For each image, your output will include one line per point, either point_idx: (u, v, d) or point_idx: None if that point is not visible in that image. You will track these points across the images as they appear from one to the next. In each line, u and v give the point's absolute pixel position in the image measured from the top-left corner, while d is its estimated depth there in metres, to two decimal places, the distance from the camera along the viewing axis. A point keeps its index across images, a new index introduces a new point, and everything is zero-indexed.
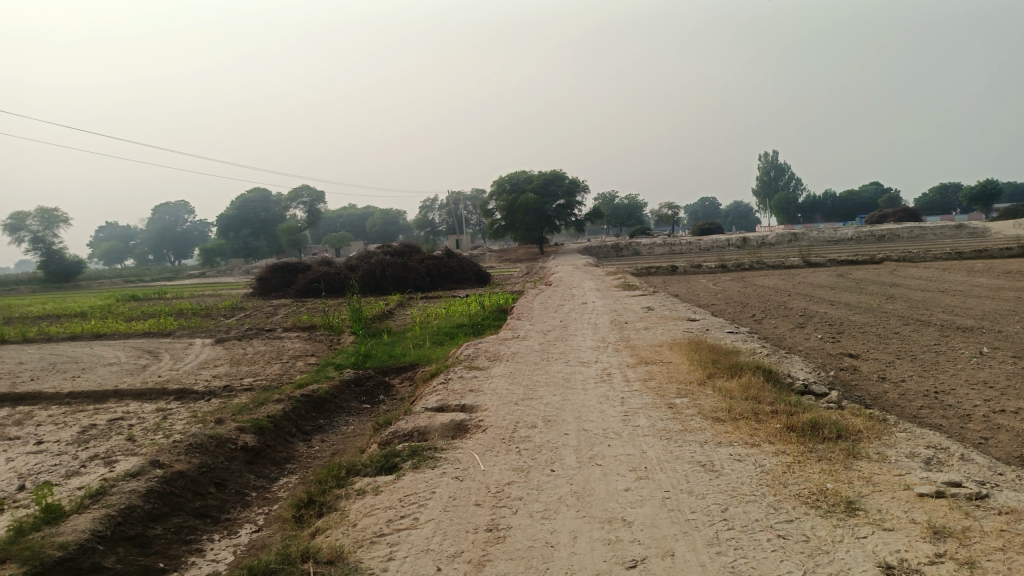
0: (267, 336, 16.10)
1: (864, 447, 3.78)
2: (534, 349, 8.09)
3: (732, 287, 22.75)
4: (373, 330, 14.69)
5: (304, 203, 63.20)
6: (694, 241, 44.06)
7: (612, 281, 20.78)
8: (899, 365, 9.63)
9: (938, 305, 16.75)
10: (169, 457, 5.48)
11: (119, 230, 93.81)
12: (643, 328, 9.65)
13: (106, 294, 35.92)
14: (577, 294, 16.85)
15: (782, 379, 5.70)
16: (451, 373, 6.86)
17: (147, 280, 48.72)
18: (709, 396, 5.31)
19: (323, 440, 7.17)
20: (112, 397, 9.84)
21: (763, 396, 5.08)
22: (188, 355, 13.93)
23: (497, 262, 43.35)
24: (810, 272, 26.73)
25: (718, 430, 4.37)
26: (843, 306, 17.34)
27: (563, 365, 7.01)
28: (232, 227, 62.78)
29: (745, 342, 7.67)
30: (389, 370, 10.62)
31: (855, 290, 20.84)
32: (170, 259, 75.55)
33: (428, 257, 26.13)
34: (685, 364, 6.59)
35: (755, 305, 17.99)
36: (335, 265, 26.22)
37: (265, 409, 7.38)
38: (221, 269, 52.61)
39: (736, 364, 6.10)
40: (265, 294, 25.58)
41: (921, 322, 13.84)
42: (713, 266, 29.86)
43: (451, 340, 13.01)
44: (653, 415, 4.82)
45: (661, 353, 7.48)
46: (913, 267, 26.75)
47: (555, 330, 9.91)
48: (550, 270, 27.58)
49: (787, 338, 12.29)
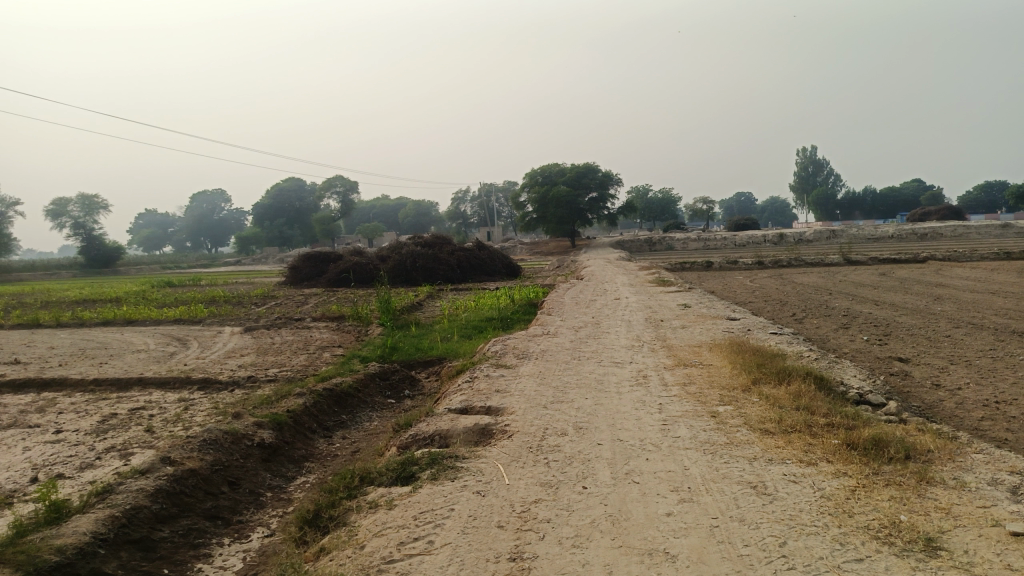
0: (296, 326, 15.94)
1: (938, 471, 3.36)
2: (565, 347, 7.72)
3: (769, 284, 22.11)
4: (400, 322, 14.43)
5: (339, 193, 63.42)
6: (730, 237, 43.21)
7: (646, 276, 20.31)
8: (953, 371, 9.08)
9: (989, 307, 16.00)
10: (180, 454, 5.23)
11: (159, 216, 95.18)
12: (680, 326, 9.21)
13: (142, 280, 36.27)
14: (610, 289, 16.44)
15: (835, 388, 5.26)
16: (477, 371, 6.52)
17: (183, 267, 49.29)
18: (756, 404, 4.91)
19: (344, 438, 6.89)
20: (135, 385, 9.70)
21: (816, 406, 4.67)
22: (216, 343, 13.80)
23: (528, 255, 43.00)
24: (850, 270, 25.92)
25: (768, 444, 3.98)
26: (888, 306, 16.65)
27: (597, 365, 6.63)
28: (267, 216, 63.25)
29: (791, 345, 7.21)
30: (416, 364, 10.34)
31: (899, 289, 20.10)
32: (206, 246, 76.50)
33: (459, 248, 25.86)
34: (727, 368, 6.18)
35: (794, 304, 17.38)
36: (366, 255, 26.08)
37: (286, 402, 7.13)
38: (255, 257, 53.04)
39: (783, 369, 5.66)
40: (297, 283, 25.56)
41: (971, 325, 13.19)
42: (750, 262, 29.14)
43: (480, 334, 12.69)
44: (695, 424, 4.43)
45: (701, 354, 7.06)
46: (959, 267, 25.77)
47: (587, 327, 9.53)
48: (583, 264, 27.15)
49: (830, 339, 11.75)
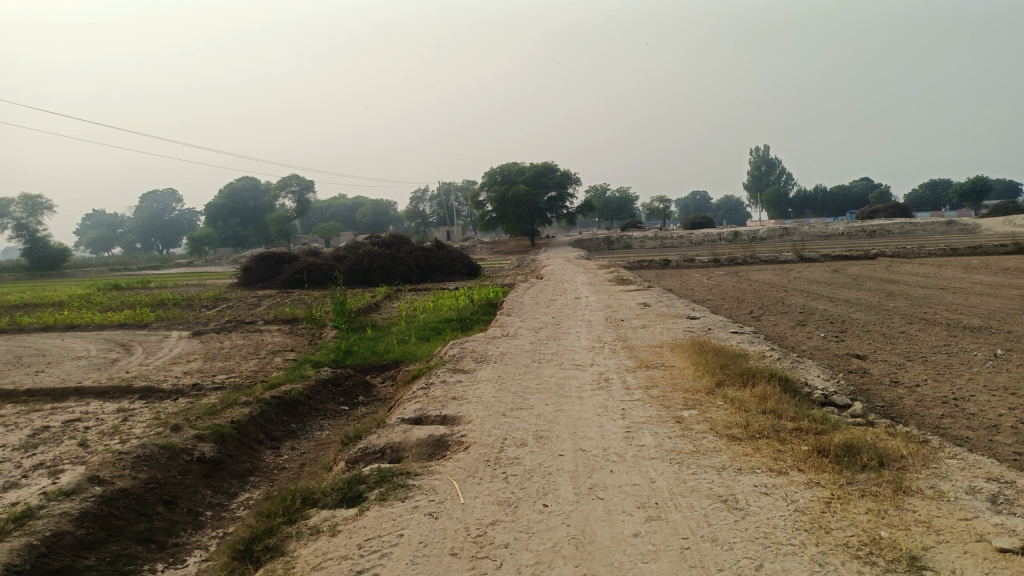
0: (247, 329, 15.42)
1: (914, 480, 3.22)
2: (525, 350, 7.48)
3: (727, 282, 22.24)
4: (356, 324, 14.03)
5: (294, 192, 62.28)
6: (687, 235, 43.56)
7: (605, 275, 20.23)
8: (910, 367, 9.10)
9: (940, 302, 16.26)
10: (110, 472, 4.85)
11: (108, 217, 92.30)
12: (641, 326, 9.05)
13: (88, 282, 34.99)
14: (570, 288, 16.29)
15: (800, 389, 5.13)
16: (432, 376, 6.24)
17: (132, 269, 47.79)
18: (721, 407, 4.75)
19: (293, 448, 6.55)
20: (72, 395, 9.17)
21: (783, 410, 4.51)
22: (162, 349, 13.23)
23: (488, 254, 42.80)
24: (805, 267, 26.26)
25: (736, 453, 3.80)
26: (843, 303, 16.81)
27: (557, 368, 6.40)
28: (220, 216, 61.79)
29: (754, 345, 7.08)
30: (371, 368, 10.01)
31: (853, 286, 20.38)
32: (158, 247, 74.43)
33: (417, 248, 25.47)
34: (690, 369, 6.00)
35: (751, 301, 17.45)
36: (321, 255, 25.52)
37: (231, 412, 6.75)
38: (208, 258, 51.73)
39: (747, 370, 5.51)
40: (250, 284, 24.88)
41: (925, 321, 13.35)
42: (707, 260, 29.34)
43: (438, 336, 12.40)
44: (660, 431, 4.23)
45: (663, 355, 6.89)
46: (908, 264, 26.32)
47: (547, 328, 9.31)
48: (542, 263, 27.01)
49: (788, 337, 11.75)
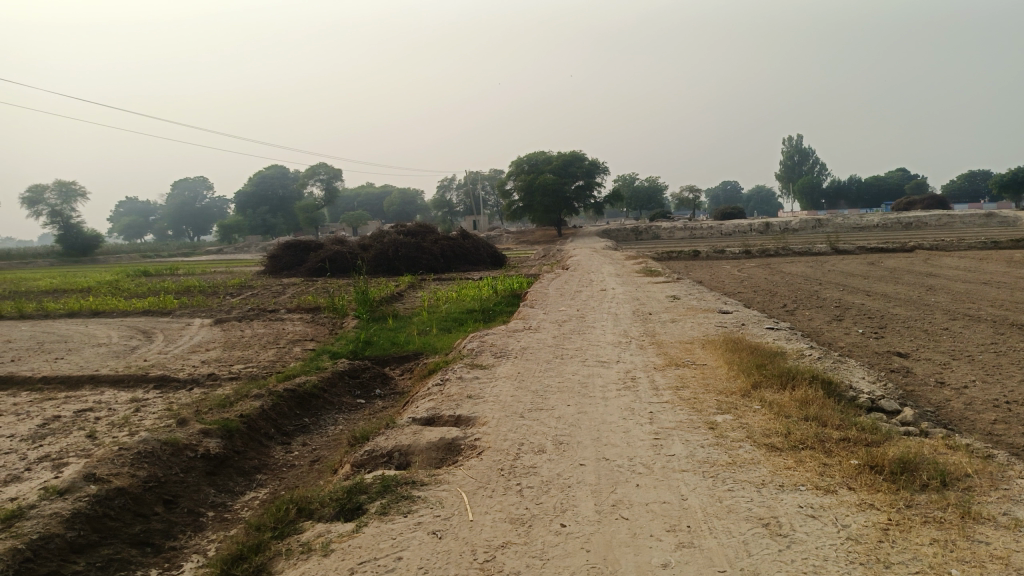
0: (269, 317, 15.27)
1: (984, 505, 2.82)
2: (547, 344, 7.13)
3: (758, 274, 21.65)
4: (378, 314, 13.79)
5: (322, 180, 62.43)
6: (717, 226, 42.77)
7: (633, 266, 19.78)
8: (956, 367, 8.60)
9: (984, 298, 15.56)
10: (108, 470, 4.61)
11: (140, 205, 93.45)
12: (669, 321, 8.65)
13: (117, 269, 35.26)
14: (596, 279, 15.92)
15: (844, 393, 4.73)
16: (449, 372, 5.94)
17: (162, 255, 48.21)
18: (758, 412, 4.38)
19: (304, 445, 6.30)
20: (87, 383, 9.03)
21: (827, 417, 4.13)
22: (182, 337, 13.11)
23: (515, 244, 42.47)
24: (839, 260, 25.52)
25: (777, 466, 3.43)
26: (880, 297, 16.18)
27: (581, 365, 6.05)
28: (249, 204, 62.18)
29: (791, 343, 6.66)
30: (390, 360, 9.76)
31: (890, 280, 19.67)
32: (189, 235, 75.21)
33: (443, 237, 25.21)
34: (724, 368, 5.62)
35: (784, 295, 16.89)
36: (347, 244, 25.37)
37: (241, 405, 6.51)
38: (237, 245, 52.06)
39: (787, 370, 5.11)
40: (276, 272, 24.84)
41: (969, 317, 12.73)
42: (737, 251, 28.69)
43: (460, 327, 12.11)
44: (691, 438, 3.87)
45: (693, 352, 6.50)
46: (948, 257, 25.44)
47: (571, 321, 8.96)
48: (569, 253, 26.59)
49: (824, 333, 11.26)
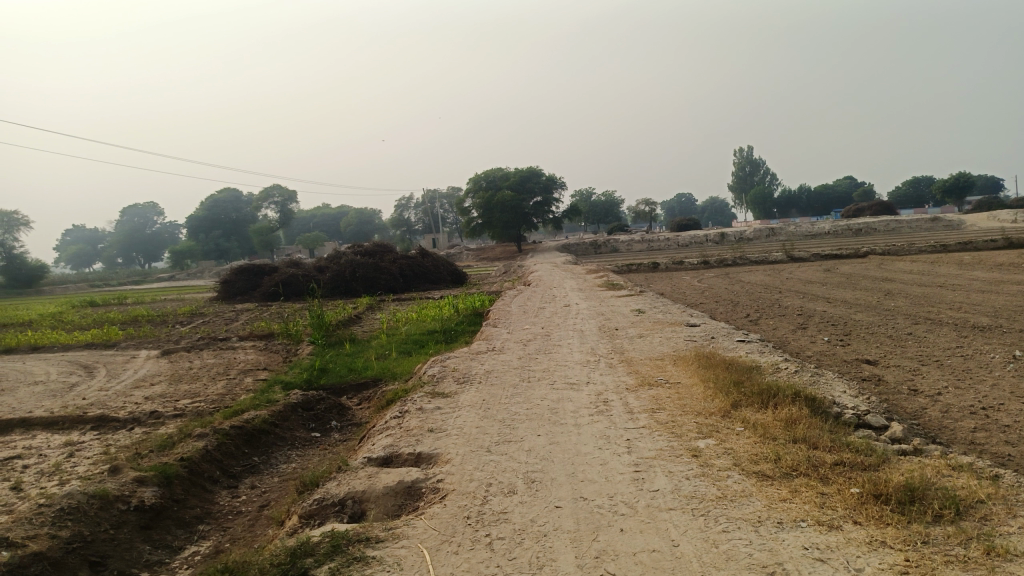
0: (221, 346, 14.60)
1: (1008, 539, 2.54)
2: (512, 367, 6.76)
3: (718, 284, 21.63)
4: (334, 339, 13.26)
5: (277, 203, 61.33)
6: (674, 237, 43.00)
7: (595, 280, 19.56)
8: (926, 373, 8.47)
9: (941, 301, 15.69)
10: (24, 532, 4.08)
11: (87, 232, 90.52)
12: (637, 336, 8.36)
13: (63, 300, 33.84)
14: (559, 295, 15.62)
15: (828, 409, 4.47)
16: (408, 402, 5.53)
17: (111, 284, 46.61)
18: (742, 435, 4.07)
19: (254, 487, 5.81)
20: (18, 428, 8.34)
21: (816, 438, 3.84)
22: (127, 371, 12.41)
23: (474, 261, 42.08)
24: (796, 267, 25.70)
25: (772, 498, 3.11)
26: (841, 303, 16.20)
27: (549, 388, 5.69)
28: (202, 229, 60.69)
29: (765, 356, 6.40)
30: (347, 388, 9.29)
31: (848, 285, 19.80)
32: (139, 262, 73.15)
33: (401, 256, 24.72)
34: (700, 386, 5.32)
35: (746, 304, 16.83)
36: (302, 266, 24.70)
37: (183, 447, 6.00)
38: (189, 271, 50.64)
39: (766, 387, 4.83)
40: (229, 298, 24.04)
41: (930, 321, 12.74)
42: (695, 262, 28.76)
43: (420, 349, 11.68)
44: (674, 470, 3.54)
45: (665, 369, 6.21)
46: (900, 261, 25.83)
47: (536, 340, 8.62)
48: (529, 269, 26.33)
49: (790, 342, 11.10)
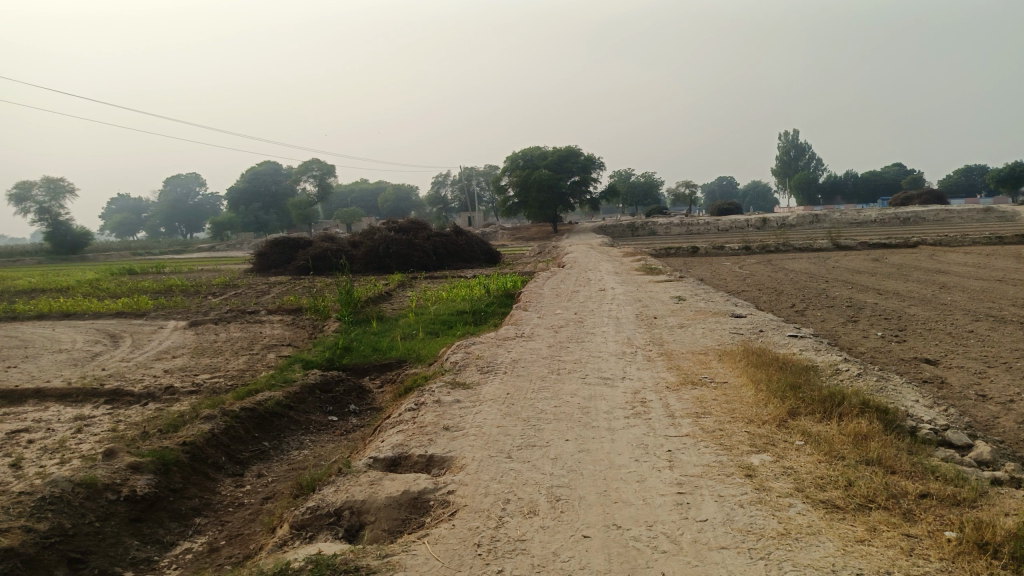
0: (248, 320, 14.35)
1: None
2: (541, 356, 6.25)
3: (760, 271, 20.80)
4: (362, 316, 12.89)
5: (315, 176, 61.40)
6: (714, 221, 41.92)
7: (633, 263, 18.93)
8: (994, 377, 7.75)
9: (1001, 296, 14.73)
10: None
11: (132, 201, 91.80)
12: (678, 327, 7.78)
13: (103, 267, 34.14)
14: (594, 278, 15.04)
15: (903, 423, 3.89)
16: (426, 392, 5.06)
17: (152, 253, 47.17)
18: (804, 452, 3.52)
19: (260, 476, 5.41)
20: (31, 399, 8.09)
21: (894, 461, 3.28)
22: (152, 341, 12.18)
23: (510, 240, 41.59)
24: (842, 256, 24.70)
25: (848, 539, 2.56)
26: (892, 296, 15.33)
27: (581, 382, 5.17)
28: (241, 201, 61.10)
29: (822, 355, 5.79)
30: (369, 370, 8.92)
31: (899, 276, 18.84)
32: (181, 232, 74.09)
33: (435, 233, 24.31)
34: (750, 388, 4.75)
35: (790, 293, 16.06)
36: (336, 241, 24.43)
37: (188, 430, 5.62)
38: (228, 242, 50.97)
39: (829, 393, 4.25)
40: (263, 270, 23.93)
41: (991, 318, 11.89)
42: (736, 247, 27.84)
43: (449, 330, 11.25)
44: (724, 494, 3.01)
45: (710, 366, 5.64)
46: (953, 253, 24.65)
47: (568, 326, 8.10)
48: (564, 250, 25.74)
49: (840, 336, 10.39)
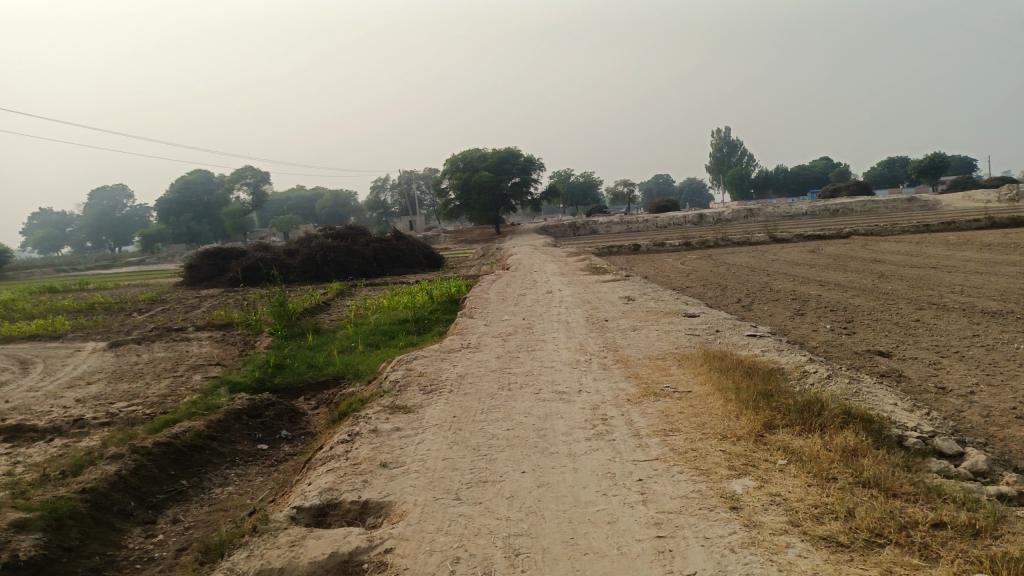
0: (175, 337, 13.45)
1: None
2: (490, 369, 5.75)
3: (703, 267, 20.74)
4: (297, 330, 12.16)
5: (248, 184, 59.53)
6: (653, 218, 42.18)
7: (577, 263, 18.63)
8: (950, 368, 7.59)
9: (939, 284, 14.89)
10: None
11: (54, 215, 87.58)
12: (631, 329, 7.40)
13: (21, 286, 32.14)
14: (540, 280, 14.63)
15: (890, 434, 3.54)
16: (363, 418, 4.50)
17: (76, 269, 44.90)
18: (789, 475, 3.13)
19: (176, 522, 4.78)
20: None
21: (892, 483, 2.93)
22: (66, 366, 11.22)
23: (452, 243, 41.00)
24: (780, 248, 24.95)
25: None
26: (834, 287, 15.35)
27: (534, 399, 4.69)
28: (171, 212, 58.79)
29: (786, 356, 5.46)
30: (304, 390, 8.29)
31: (838, 267, 19.00)
32: (108, 246, 70.81)
33: (375, 239, 23.57)
34: (718, 398, 4.35)
35: (734, 288, 15.95)
36: (271, 249, 23.45)
37: (90, 474, 4.93)
38: (158, 255, 48.94)
39: (806, 401, 3.89)
40: (194, 283, 22.80)
41: (934, 306, 11.91)
42: (677, 243, 27.88)
43: (390, 341, 10.67)
44: (711, 535, 2.58)
45: (671, 373, 5.24)
46: (885, 242, 25.13)
47: (517, 333, 7.64)
48: (507, 251, 25.37)
49: (791, 331, 10.21)
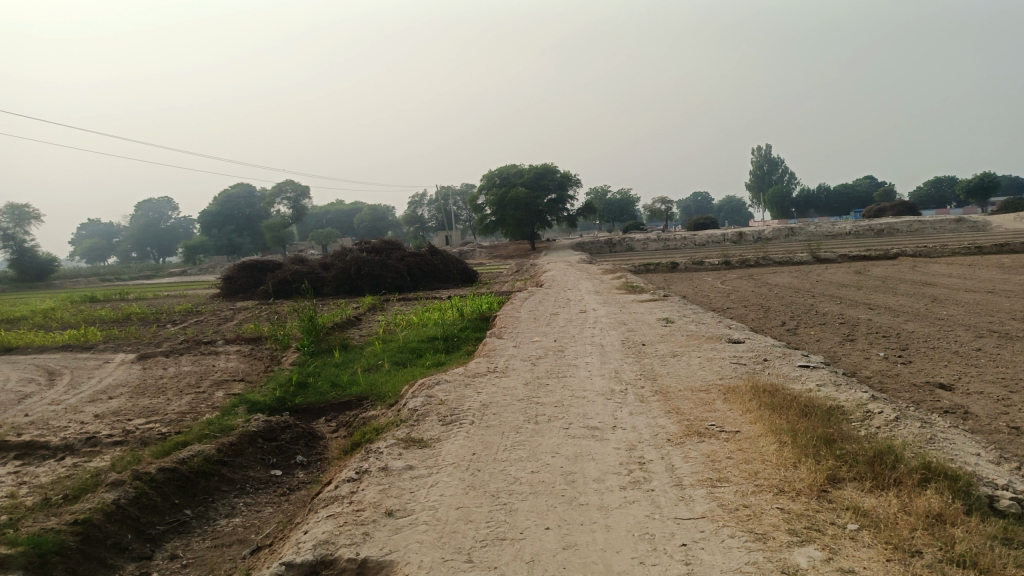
0: (204, 351, 13.27)
1: None
2: (517, 398, 5.31)
3: (743, 287, 20.07)
4: (324, 345, 11.87)
5: (289, 198, 60.11)
6: (691, 236, 41.42)
7: (612, 281, 18.14)
8: (1020, 404, 6.93)
9: (998, 309, 14.04)
10: None
11: (102, 226, 89.69)
12: (670, 355, 6.92)
13: (65, 295, 32.61)
14: (574, 298, 14.17)
15: (982, 496, 3.01)
16: (375, 452, 4.11)
17: (121, 279, 45.70)
18: (863, 544, 2.63)
19: (175, 558, 4.43)
20: None
21: (995, 564, 2.41)
22: (92, 379, 11.08)
23: (488, 259, 40.75)
24: (824, 269, 24.10)
25: None
26: (884, 311, 14.62)
27: (563, 436, 4.23)
28: (213, 224, 59.60)
29: (844, 392, 4.92)
30: (326, 410, 7.96)
31: (886, 289, 18.19)
32: (151, 257, 72.09)
33: (409, 253, 23.35)
34: (772, 441, 3.85)
35: (777, 310, 15.28)
36: (307, 262, 23.38)
37: (86, 503, 4.61)
38: (200, 266, 49.57)
39: (876, 451, 3.37)
40: (230, 295, 22.81)
41: (995, 334, 11.15)
42: (716, 262, 27.17)
43: (417, 359, 10.32)
44: None
45: (715, 408, 4.75)
46: (935, 263, 24.12)
47: (547, 357, 7.20)
48: (542, 267, 24.95)
49: (841, 359, 9.58)
